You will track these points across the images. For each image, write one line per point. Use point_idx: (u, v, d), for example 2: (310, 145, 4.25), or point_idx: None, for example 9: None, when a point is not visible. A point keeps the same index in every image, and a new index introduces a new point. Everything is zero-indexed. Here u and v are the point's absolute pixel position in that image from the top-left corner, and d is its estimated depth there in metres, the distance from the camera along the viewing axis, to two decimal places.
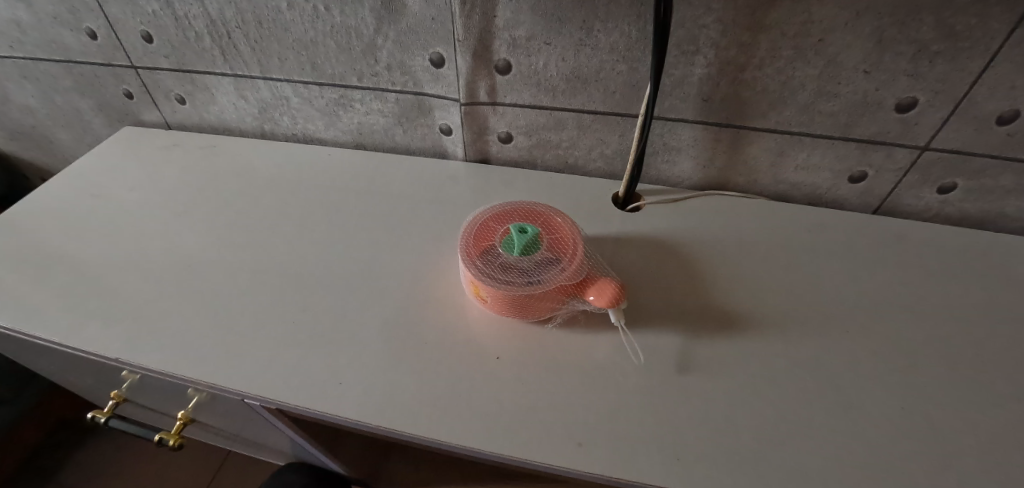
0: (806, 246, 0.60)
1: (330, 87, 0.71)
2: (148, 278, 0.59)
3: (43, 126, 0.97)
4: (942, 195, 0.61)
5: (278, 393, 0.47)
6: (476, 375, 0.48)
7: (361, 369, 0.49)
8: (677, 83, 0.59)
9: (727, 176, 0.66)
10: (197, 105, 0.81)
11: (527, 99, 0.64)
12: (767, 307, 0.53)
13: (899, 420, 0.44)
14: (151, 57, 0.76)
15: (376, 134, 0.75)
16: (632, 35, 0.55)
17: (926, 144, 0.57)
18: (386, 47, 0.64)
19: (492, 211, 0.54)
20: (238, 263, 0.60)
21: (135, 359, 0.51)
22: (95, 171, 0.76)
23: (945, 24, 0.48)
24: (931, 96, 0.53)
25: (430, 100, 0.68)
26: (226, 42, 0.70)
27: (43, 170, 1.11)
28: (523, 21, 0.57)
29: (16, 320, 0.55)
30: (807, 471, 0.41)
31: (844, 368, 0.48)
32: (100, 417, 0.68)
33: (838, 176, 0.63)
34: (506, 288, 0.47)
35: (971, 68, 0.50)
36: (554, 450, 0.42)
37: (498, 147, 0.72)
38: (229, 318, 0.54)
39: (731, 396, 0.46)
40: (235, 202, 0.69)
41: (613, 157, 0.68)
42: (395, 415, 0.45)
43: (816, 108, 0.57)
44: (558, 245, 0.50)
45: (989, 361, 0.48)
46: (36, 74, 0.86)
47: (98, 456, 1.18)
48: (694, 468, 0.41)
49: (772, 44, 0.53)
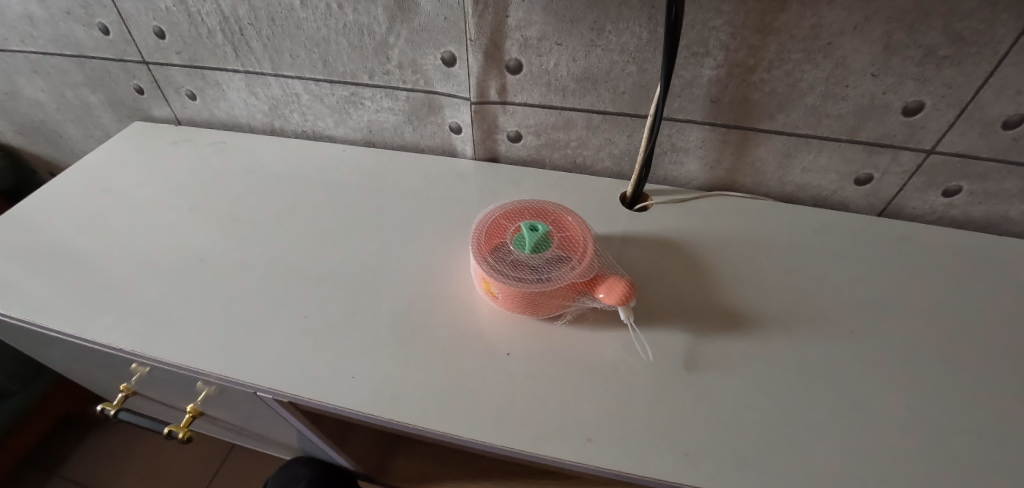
0: (811, 246, 0.61)
1: (341, 85, 0.72)
2: (161, 272, 0.60)
3: (53, 120, 0.97)
4: (947, 198, 0.61)
5: (292, 387, 0.48)
6: (487, 370, 0.48)
7: (373, 364, 0.49)
8: (686, 84, 0.59)
9: (734, 177, 0.67)
10: (208, 101, 0.82)
11: (537, 98, 0.65)
12: (773, 307, 0.54)
13: (902, 418, 0.45)
14: (163, 53, 0.77)
15: (386, 132, 0.76)
16: (643, 36, 0.56)
17: (931, 148, 0.57)
18: (398, 45, 0.64)
19: (502, 209, 0.54)
20: (250, 258, 0.61)
21: (148, 352, 0.52)
22: (106, 166, 0.77)
23: (952, 29, 0.48)
24: (938, 100, 0.53)
25: (441, 98, 0.69)
26: (239, 40, 0.71)
27: (52, 164, 1.11)
28: (535, 22, 0.58)
29: (30, 312, 0.56)
30: (812, 467, 0.42)
31: (849, 368, 0.48)
32: (109, 410, 0.68)
33: (843, 179, 0.63)
34: (517, 284, 0.48)
35: (978, 73, 0.50)
36: (564, 445, 0.43)
37: (507, 146, 0.72)
38: (241, 312, 0.55)
39: (739, 394, 0.46)
40: (246, 198, 0.69)
41: (621, 157, 0.68)
42: (406, 409, 0.46)
43: (823, 110, 0.57)
44: (568, 243, 0.51)
45: (992, 362, 0.49)
46: (47, 68, 0.86)
47: (105, 449, 1.19)
48: (702, 463, 0.42)
49: (781, 47, 0.53)
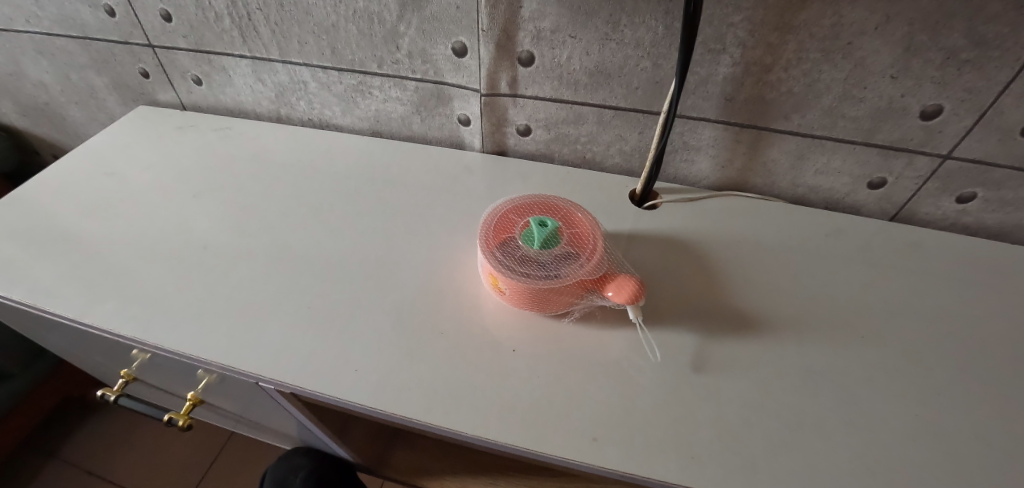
0: (821, 250, 0.60)
1: (349, 73, 0.71)
2: (164, 259, 0.59)
3: (57, 102, 0.97)
4: (961, 205, 0.60)
5: (295, 378, 0.48)
6: (491, 367, 0.48)
7: (376, 356, 0.49)
8: (701, 81, 0.58)
9: (745, 178, 0.66)
10: (213, 87, 0.81)
11: (548, 92, 0.64)
12: (782, 309, 0.53)
13: (911, 426, 0.44)
14: (169, 37, 0.76)
15: (394, 123, 0.75)
16: (659, 31, 0.55)
17: (947, 153, 0.56)
18: (408, 34, 0.63)
19: (510, 203, 0.53)
20: (254, 246, 0.60)
21: (150, 339, 0.51)
22: (108, 150, 0.76)
23: (976, 32, 0.47)
24: (957, 105, 0.52)
25: (450, 89, 0.68)
26: (247, 25, 0.70)
27: (57, 146, 1.11)
28: (550, 14, 0.57)
29: (31, 295, 0.56)
30: (818, 471, 0.41)
31: (858, 374, 0.48)
32: (109, 395, 0.68)
33: (856, 182, 0.62)
34: (525, 280, 0.47)
35: (999, 78, 0.49)
36: (570, 445, 0.43)
37: (516, 139, 0.71)
38: (245, 301, 0.54)
39: (746, 398, 0.46)
40: (249, 186, 0.68)
41: (632, 154, 0.67)
42: (408, 403, 0.45)
43: (839, 111, 0.56)
44: (577, 240, 0.50)
45: (1003, 371, 0.48)
46: (52, 49, 0.85)
47: (105, 432, 1.20)
48: (708, 465, 0.41)
49: (799, 46, 0.52)
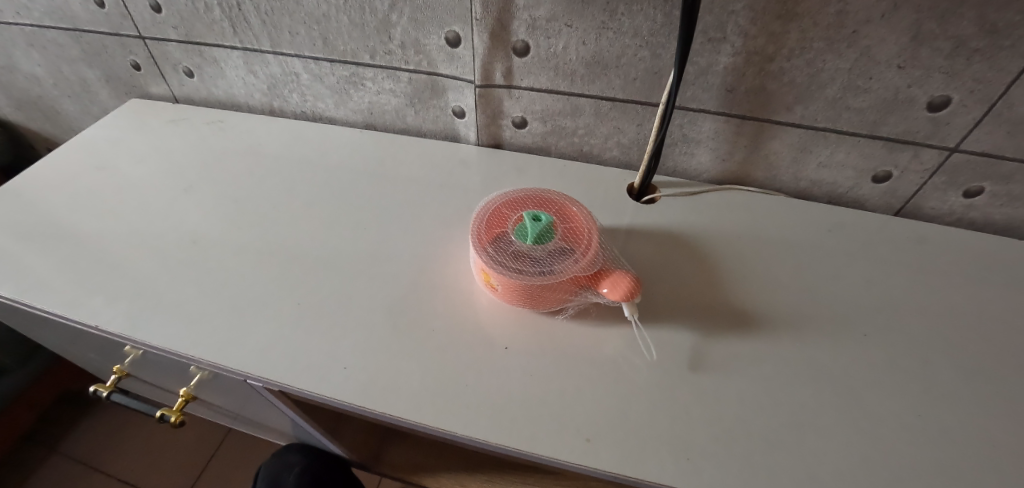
0: (824, 245, 0.58)
1: (340, 64, 0.69)
2: (153, 254, 0.58)
3: (50, 95, 0.96)
4: (968, 199, 0.59)
5: (283, 376, 0.47)
6: (483, 365, 0.46)
7: (366, 353, 0.48)
8: (701, 71, 0.57)
9: (746, 171, 0.65)
10: (205, 79, 0.80)
11: (544, 83, 0.63)
12: (782, 307, 0.52)
13: (913, 427, 0.43)
14: (160, 28, 0.75)
15: (388, 115, 0.74)
16: (658, 19, 0.53)
17: (955, 146, 0.55)
18: (401, 24, 0.62)
19: (504, 197, 0.52)
20: (244, 241, 0.59)
21: (137, 335, 0.50)
22: (100, 144, 0.74)
23: (986, 19, 0.46)
24: (966, 96, 0.51)
25: (444, 81, 0.67)
26: (237, 15, 0.69)
27: (52, 140, 1.10)
28: (545, 2, 0.55)
29: (18, 290, 0.55)
30: (817, 473, 0.40)
31: (860, 373, 0.46)
32: (101, 391, 0.67)
33: (860, 176, 0.61)
34: (518, 276, 0.46)
35: (1010, 68, 0.48)
36: (563, 446, 0.41)
37: (512, 132, 0.70)
38: (233, 295, 0.53)
39: (744, 397, 0.44)
40: (241, 180, 0.67)
41: (630, 146, 0.66)
42: (398, 402, 0.44)
43: (843, 102, 0.55)
44: (572, 235, 0.49)
45: (1009, 370, 0.47)
46: (43, 42, 0.84)
47: (103, 427, 1.19)
48: (704, 467, 0.40)
49: (803, 34, 0.51)
